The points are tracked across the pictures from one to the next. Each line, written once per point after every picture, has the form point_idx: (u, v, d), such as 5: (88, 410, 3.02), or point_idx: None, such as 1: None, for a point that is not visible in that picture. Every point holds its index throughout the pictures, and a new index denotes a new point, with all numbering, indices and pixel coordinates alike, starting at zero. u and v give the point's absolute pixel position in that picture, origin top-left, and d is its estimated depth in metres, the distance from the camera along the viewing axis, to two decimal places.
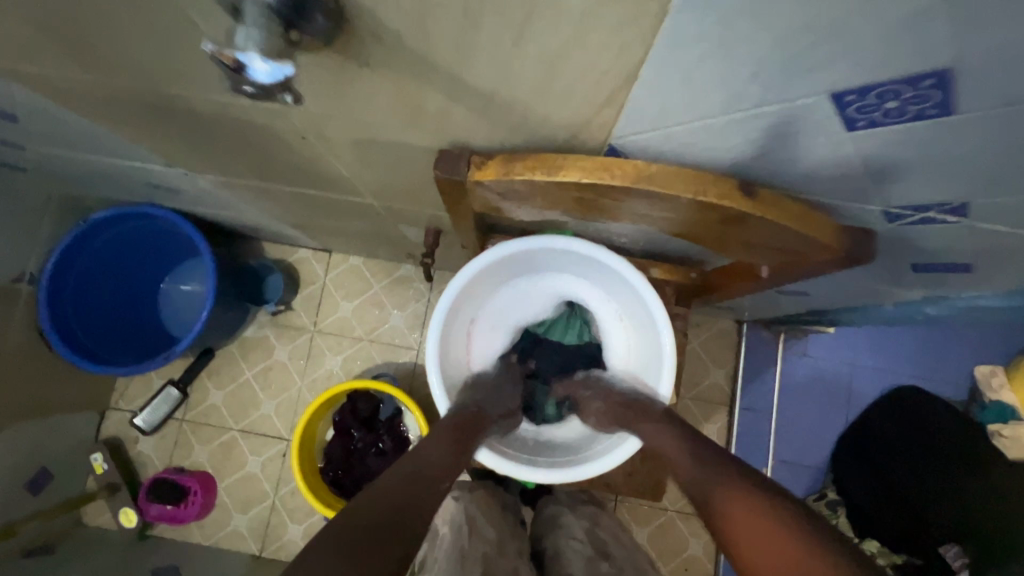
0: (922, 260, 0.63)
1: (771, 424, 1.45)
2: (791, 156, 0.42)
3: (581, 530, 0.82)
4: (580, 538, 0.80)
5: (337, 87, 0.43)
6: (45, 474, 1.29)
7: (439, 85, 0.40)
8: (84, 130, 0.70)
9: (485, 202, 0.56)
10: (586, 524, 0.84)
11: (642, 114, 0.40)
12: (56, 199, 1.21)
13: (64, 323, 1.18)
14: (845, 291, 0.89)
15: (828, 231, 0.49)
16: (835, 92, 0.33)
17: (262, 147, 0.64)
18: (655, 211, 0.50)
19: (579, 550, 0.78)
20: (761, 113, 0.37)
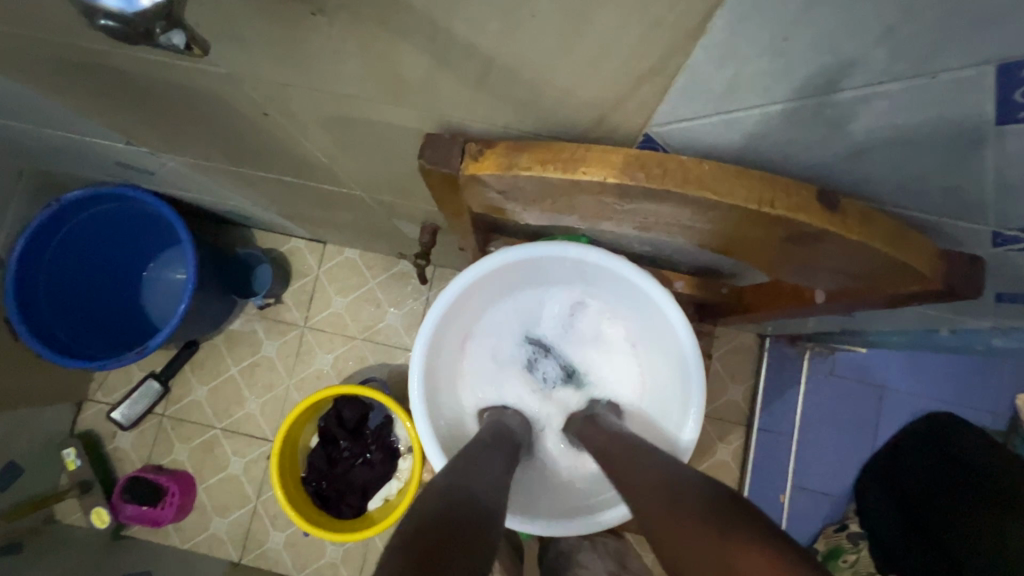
0: (1017, 290, 0.51)
1: (791, 448, 1.34)
2: (898, 160, 0.33)
3: None
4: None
5: (289, 44, 0.32)
6: (13, 468, 1.21)
7: (420, 42, 0.29)
8: (24, 97, 0.60)
9: (484, 201, 0.46)
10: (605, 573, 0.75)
11: (710, 97, 0.30)
12: (27, 176, 1.12)
13: (33, 311, 1.10)
14: (898, 315, 0.78)
15: (924, 257, 0.38)
16: (1006, 64, 0.25)
17: (221, 122, 0.53)
18: (699, 222, 0.40)
19: None
20: (880, 92, 0.28)
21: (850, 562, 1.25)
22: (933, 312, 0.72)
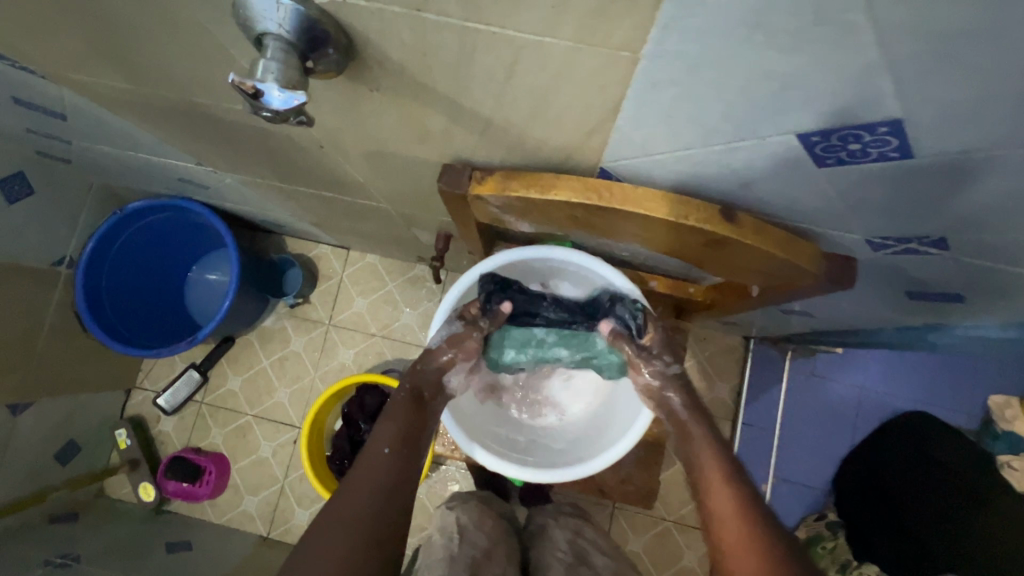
0: (915, 287, 0.64)
1: (773, 441, 1.43)
2: (770, 186, 0.45)
3: (563, 541, 0.84)
4: (562, 548, 0.82)
5: (349, 106, 0.47)
6: (73, 446, 1.37)
7: (440, 108, 0.43)
8: (125, 130, 0.76)
9: (486, 213, 0.60)
10: (570, 535, 0.86)
11: (627, 143, 0.43)
12: (96, 189, 1.29)
13: (97, 306, 1.26)
14: (846, 312, 0.90)
15: (810, 258, 0.52)
16: (801, 133, 0.36)
17: (281, 151, 0.68)
18: (643, 232, 0.53)
19: (560, 557, 0.80)
20: (735, 147, 0.39)
21: (828, 549, 1.30)
22: (873, 309, 0.84)
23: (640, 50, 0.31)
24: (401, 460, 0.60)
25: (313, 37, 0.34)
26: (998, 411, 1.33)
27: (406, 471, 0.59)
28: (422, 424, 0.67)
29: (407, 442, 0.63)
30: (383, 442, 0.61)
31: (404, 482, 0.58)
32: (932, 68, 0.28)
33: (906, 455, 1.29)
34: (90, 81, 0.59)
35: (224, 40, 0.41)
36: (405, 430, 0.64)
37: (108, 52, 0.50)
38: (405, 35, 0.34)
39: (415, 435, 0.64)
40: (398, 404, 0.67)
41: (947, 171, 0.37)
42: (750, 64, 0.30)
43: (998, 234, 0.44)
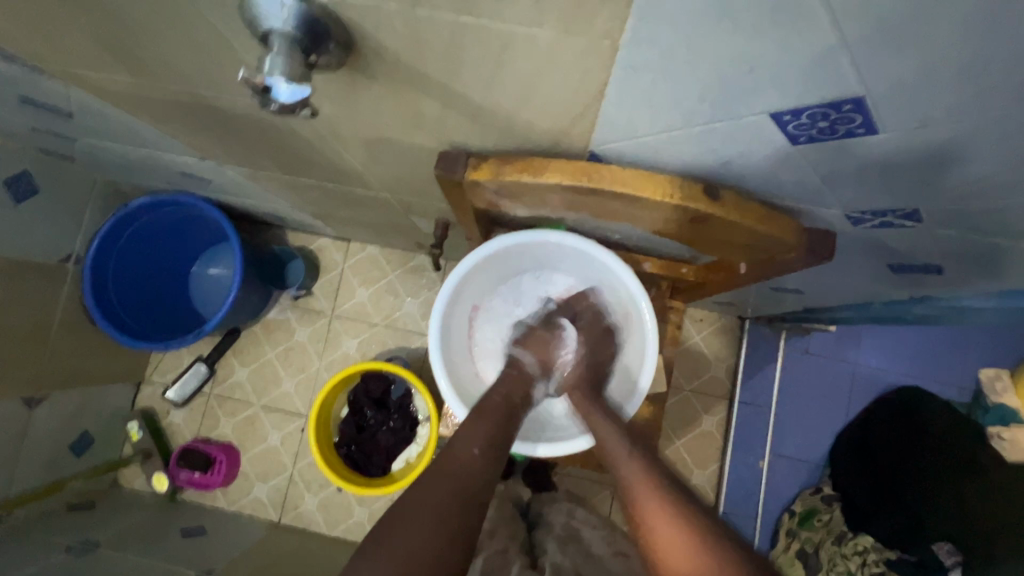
0: (895, 260, 0.67)
1: (769, 420, 1.46)
2: (750, 164, 0.47)
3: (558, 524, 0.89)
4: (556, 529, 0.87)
5: (349, 96, 0.49)
6: (86, 438, 1.40)
7: (436, 96, 0.46)
8: (129, 126, 0.78)
9: (482, 198, 0.62)
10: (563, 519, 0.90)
11: (613, 126, 0.45)
12: (99, 186, 1.31)
13: (105, 301, 1.29)
14: (834, 289, 0.93)
15: (790, 232, 0.54)
16: (773, 113, 0.38)
17: (283, 142, 0.70)
18: (631, 212, 0.55)
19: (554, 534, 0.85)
20: (714, 128, 0.42)
21: (823, 521, 1.34)
22: (859, 285, 0.87)
23: (619, 39, 0.33)
24: (486, 463, 0.63)
25: (316, 31, 0.36)
26: (990, 383, 1.37)
27: (489, 474, 0.61)
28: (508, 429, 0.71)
29: (489, 449, 0.65)
30: (471, 446, 0.64)
31: (487, 485, 0.60)
32: (887, 45, 0.30)
33: (896, 433, 1.33)
34: (96, 79, 0.61)
35: (229, 36, 0.43)
36: (491, 435, 0.67)
37: (117, 50, 0.52)
38: (401, 28, 0.36)
39: (498, 443, 0.68)
40: (490, 408, 0.73)
41: (910, 146, 0.40)
42: (721, 49, 0.33)
43: (967, 204, 0.47)
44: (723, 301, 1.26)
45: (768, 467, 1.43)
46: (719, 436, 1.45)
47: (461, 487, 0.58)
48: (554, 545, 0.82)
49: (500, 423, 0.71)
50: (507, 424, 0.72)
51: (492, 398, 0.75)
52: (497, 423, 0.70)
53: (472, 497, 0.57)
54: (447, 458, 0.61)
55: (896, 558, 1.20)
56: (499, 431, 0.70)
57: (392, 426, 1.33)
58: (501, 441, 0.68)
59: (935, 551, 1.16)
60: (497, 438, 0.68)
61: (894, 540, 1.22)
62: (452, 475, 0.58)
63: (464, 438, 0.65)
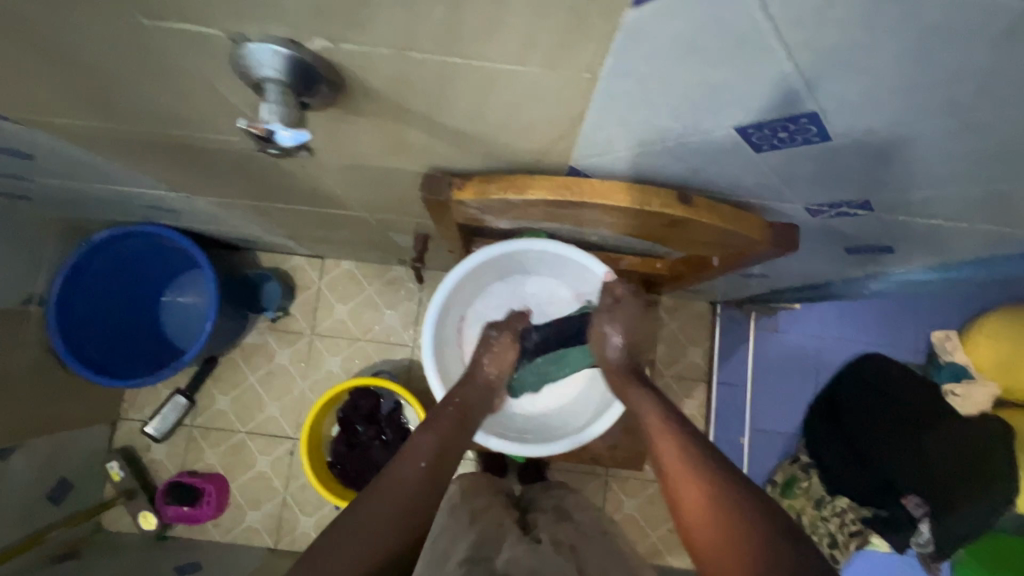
0: (851, 244, 0.73)
1: (746, 396, 1.52)
2: (719, 170, 0.51)
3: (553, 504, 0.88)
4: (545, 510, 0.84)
5: (335, 130, 0.50)
6: (64, 484, 1.35)
7: (421, 126, 0.47)
8: (95, 165, 0.76)
9: (464, 214, 0.64)
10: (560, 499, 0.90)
11: (591, 144, 0.48)
12: (57, 223, 1.26)
13: (74, 342, 1.25)
14: (797, 272, 0.99)
15: (758, 228, 0.59)
16: (738, 126, 0.42)
17: (261, 172, 0.70)
18: (610, 220, 0.59)
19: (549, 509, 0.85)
20: (686, 141, 0.45)
21: (804, 488, 1.41)
22: (819, 267, 0.93)
23: (597, 72, 0.36)
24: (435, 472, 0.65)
25: (308, 77, 0.38)
26: (940, 344, 1.46)
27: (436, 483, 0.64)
28: (459, 434, 0.74)
29: (437, 464, 0.67)
30: (422, 456, 0.66)
31: (429, 498, 0.62)
32: (835, 69, 0.34)
33: (864, 401, 1.41)
34: (66, 124, 0.60)
35: (219, 86, 0.44)
36: (442, 442, 0.70)
37: (93, 99, 0.52)
38: (391, 69, 0.38)
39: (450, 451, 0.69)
40: (443, 416, 0.75)
41: (857, 149, 0.45)
42: (691, 76, 0.36)
43: (910, 194, 0.53)
44: (695, 289, 1.31)
45: (748, 443, 1.49)
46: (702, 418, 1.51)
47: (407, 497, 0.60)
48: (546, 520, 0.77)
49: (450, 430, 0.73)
50: (457, 428, 0.74)
51: (446, 407, 0.77)
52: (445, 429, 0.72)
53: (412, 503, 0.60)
54: (394, 468, 0.63)
55: (869, 514, 1.35)
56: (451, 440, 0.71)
57: (384, 440, 1.33)
58: (454, 449, 0.70)
59: (904, 504, 1.30)
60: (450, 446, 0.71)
61: (868, 500, 1.35)
62: (396, 488, 0.60)
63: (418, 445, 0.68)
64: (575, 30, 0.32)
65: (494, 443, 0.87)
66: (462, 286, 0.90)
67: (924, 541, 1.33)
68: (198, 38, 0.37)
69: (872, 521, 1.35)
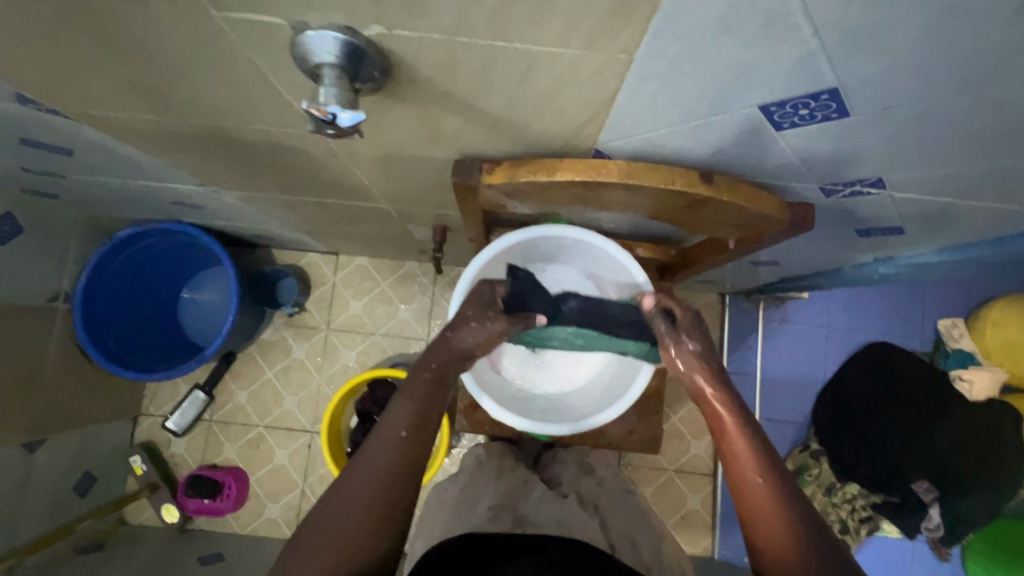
0: (862, 226, 0.76)
1: (755, 384, 1.54)
2: (740, 149, 0.54)
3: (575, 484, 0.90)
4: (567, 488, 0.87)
5: (376, 118, 0.53)
6: (89, 477, 1.38)
7: (458, 112, 0.50)
8: (132, 159, 0.79)
9: (491, 199, 0.67)
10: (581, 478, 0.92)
11: (619, 126, 0.51)
12: (81, 222, 1.29)
13: (99, 337, 1.27)
14: (808, 257, 1.02)
15: (776, 207, 0.62)
16: (762, 105, 0.44)
17: (294, 164, 0.73)
18: (634, 201, 0.61)
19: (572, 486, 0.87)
20: (711, 121, 0.48)
21: (814, 476, 1.43)
22: (830, 252, 0.96)
23: (633, 53, 0.39)
24: (415, 442, 0.63)
25: (361, 63, 0.41)
26: (947, 331, 1.48)
27: (417, 453, 0.63)
28: (437, 403, 0.69)
29: (416, 437, 0.64)
30: (399, 427, 0.64)
31: (410, 479, 0.61)
32: (857, 47, 0.37)
33: (873, 389, 1.43)
34: (113, 118, 0.63)
35: (271, 76, 0.47)
36: (420, 413, 0.66)
37: (145, 92, 0.55)
38: (439, 56, 0.41)
39: (429, 416, 0.67)
40: (416, 384, 0.69)
41: (874, 126, 0.47)
42: (720, 56, 0.38)
43: (921, 172, 0.55)
44: (705, 279, 1.33)
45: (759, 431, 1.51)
46: None
47: (386, 483, 0.59)
48: (568, 478, 0.86)
49: (427, 400, 0.68)
50: (432, 397, 0.69)
51: (420, 373, 0.71)
52: (420, 400, 0.67)
53: (395, 481, 0.60)
54: (372, 445, 0.62)
55: (880, 501, 1.36)
56: (430, 404, 0.68)
57: None
58: (433, 412, 0.68)
59: (913, 489, 1.32)
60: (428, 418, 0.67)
61: (877, 487, 1.36)
62: (374, 471, 0.59)
63: (393, 418, 0.65)
64: (615, 15, 0.35)
65: (509, 420, 0.88)
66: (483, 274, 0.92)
67: (934, 526, 1.35)
68: (260, 29, 0.40)
69: (883, 508, 1.36)
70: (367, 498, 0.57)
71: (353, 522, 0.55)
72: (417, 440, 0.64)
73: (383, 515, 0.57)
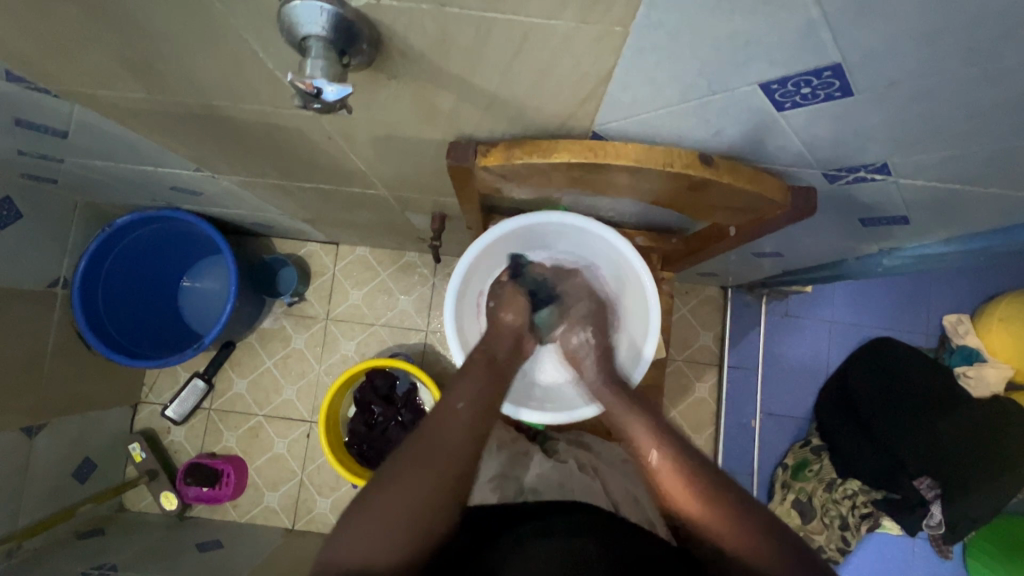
0: (866, 214, 0.74)
1: (757, 378, 1.53)
2: (740, 132, 0.53)
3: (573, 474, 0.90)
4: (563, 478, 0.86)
5: (370, 97, 0.52)
6: (89, 463, 1.39)
7: (452, 89, 0.49)
8: (127, 141, 0.78)
9: (488, 183, 0.66)
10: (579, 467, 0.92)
11: (617, 105, 0.50)
12: (81, 208, 1.29)
13: (98, 323, 1.27)
14: (811, 249, 1.01)
15: (778, 190, 0.61)
16: (762, 83, 0.43)
17: (289, 147, 0.72)
18: (634, 183, 0.60)
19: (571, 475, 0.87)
20: (710, 101, 0.47)
21: (816, 471, 1.42)
22: (834, 243, 0.94)
23: (629, 26, 0.38)
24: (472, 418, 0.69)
25: (351, 35, 0.40)
26: (952, 327, 1.47)
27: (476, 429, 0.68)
28: (494, 388, 0.76)
29: (479, 414, 0.70)
30: (456, 405, 0.70)
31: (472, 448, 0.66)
32: (861, 19, 0.35)
33: (877, 384, 1.40)
34: (105, 96, 0.62)
35: (260, 48, 0.45)
36: (480, 394, 0.73)
37: (136, 67, 0.54)
38: (430, 27, 0.40)
39: (489, 400, 0.73)
40: (474, 370, 0.77)
41: (879, 106, 0.46)
42: (718, 28, 0.37)
43: (925, 157, 0.54)
44: (707, 271, 1.32)
45: (760, 425, 1.50)
46: (713, 401, 1.51)
47: (453, 449, 0.65)
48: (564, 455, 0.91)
49: (485, 385, 0.75)
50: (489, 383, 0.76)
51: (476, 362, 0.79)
52: (481, 385, 0.75)
53: (465, 449, 0.66)
54: (438, 416, 0.68)
55: (880, 497, 1.35)
56: (488, 392, 0.75)
57: (401, 420, 1.35)
58: (493, 399, 0.74)
59: (916, 487, 1.29)
60: (488, 400, 0.74)
61: (879, 483, 1.34)
62: (445, 437, 0.65)
63: (457, 395, 0.72)
64: None
65: (524, 415, 0.89)
66: (480, 261, 0.91)
67: (935, 523, 1.32)
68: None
69: (883, 503, 1.35)
70: (442, 464, 0.63)
71: (427, 478, 0.61)
72: (478, 417, 0.70)
73: (455, 479, 0.63)
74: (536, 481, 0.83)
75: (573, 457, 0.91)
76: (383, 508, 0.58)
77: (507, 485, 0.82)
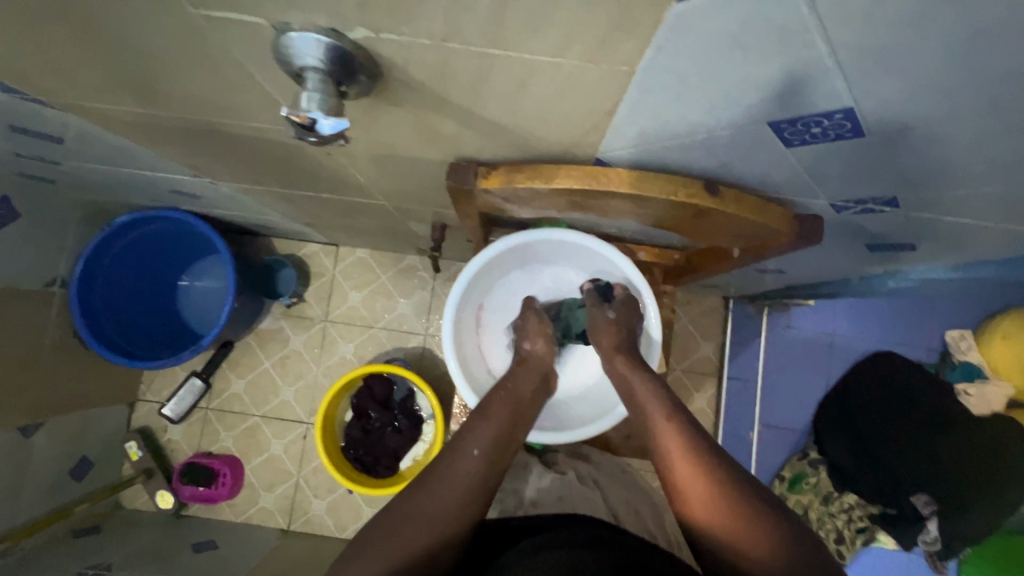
0: (874, 241, 0.73)
1: (756, 389, 1.52)
2: (747, 164, 0.52)
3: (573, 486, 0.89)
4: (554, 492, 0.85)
5: (369, 119, 0.51)
6: (86, 461, 1.39)
7: (454, 116, 0.48)
8: (123, 148, 0.77)
9: (489, 203, 0.65)
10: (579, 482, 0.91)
11: (622, 136, 0.48)
12: (79, 206, 1.28)
13: (95, 324, 1.26)
14: (815, 268, 0.99)
15: (784, 220, 0.60)
16: (771, 121, 0.42)
17: (288, 159, 0.71)
18: (637, 209, 0.59)
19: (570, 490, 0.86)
20: (718, 135, 0.46)
21: (812, 484, 1.41)
22: (839, 264, 0.93)
23: (636, 66, 0.37)
24: (487, 466, 0.63)
25: (348, 66, 0.38)
26: (955, 343, 1.45)
27: (489, 483, 0.63)
28: (510, 431, 0.69)
29: (495, 455, 0.65)
30: (472, 446, 0.65)
31: (484, 493, 0.62)
32: (876, 68, 0.34)
33: (876, 395, 1.40)
34: (100, 108, 0.61)
35: (256, 73, 0.44)
36: (498, 435, 0.67)
37: (131, 84, 0.52)
38: (430, 60, 0.39)
39: (506, 442, 0.67)
40: (497, 410, 0.71)
41: (892, 147, 0.44)
42: (729, 70, 0.36)
43: (938, 192, 0.52)
44: (710, 283, 1.31)
45: (758, 438, 1.49)
46: (712, 412, 1.50)
47: (465, 491, 0.61)
48: (565, 467, 0.91)
49: (504, 427, 0.69)
50: (507, 425, 0.70)
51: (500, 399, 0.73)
52: (500, 425, 0.69)
53: (473, 495, 0.61)
54: (451, 456, 0.63)
55: (878, 512, 1.35)
56: (506, 431, 0.69)
57: (397, 426, 1.35)
58: (510, 442, 0.68)
59: (913, 504, 1.28)
60: (502, 441, 0.67)
61: (876, 498, 1.33)
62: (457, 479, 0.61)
63: (473, 435, 0.66)
64: (619, 25, 0.33)
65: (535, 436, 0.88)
66: (480, 276, 0.91)
67: (931, 539, 1.31)
68: (241, 27, 0.38)
69: (882, 519, 1.35)
70: (448, 507, 0.59)
71: (433, 519, 0.58)
72: (490, 463, 0.64)
73: (458, 523, 0.59)
74: (534, 497, 0.82)
75: (572, 468, 0.90)
76: (390, 545, 0.55)
77: (505, 501, 0.83)
